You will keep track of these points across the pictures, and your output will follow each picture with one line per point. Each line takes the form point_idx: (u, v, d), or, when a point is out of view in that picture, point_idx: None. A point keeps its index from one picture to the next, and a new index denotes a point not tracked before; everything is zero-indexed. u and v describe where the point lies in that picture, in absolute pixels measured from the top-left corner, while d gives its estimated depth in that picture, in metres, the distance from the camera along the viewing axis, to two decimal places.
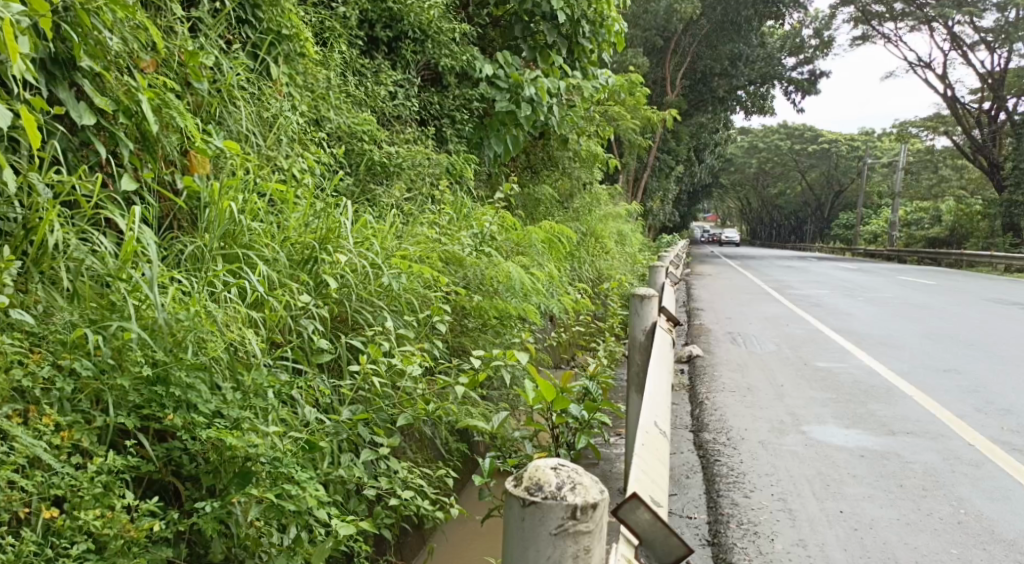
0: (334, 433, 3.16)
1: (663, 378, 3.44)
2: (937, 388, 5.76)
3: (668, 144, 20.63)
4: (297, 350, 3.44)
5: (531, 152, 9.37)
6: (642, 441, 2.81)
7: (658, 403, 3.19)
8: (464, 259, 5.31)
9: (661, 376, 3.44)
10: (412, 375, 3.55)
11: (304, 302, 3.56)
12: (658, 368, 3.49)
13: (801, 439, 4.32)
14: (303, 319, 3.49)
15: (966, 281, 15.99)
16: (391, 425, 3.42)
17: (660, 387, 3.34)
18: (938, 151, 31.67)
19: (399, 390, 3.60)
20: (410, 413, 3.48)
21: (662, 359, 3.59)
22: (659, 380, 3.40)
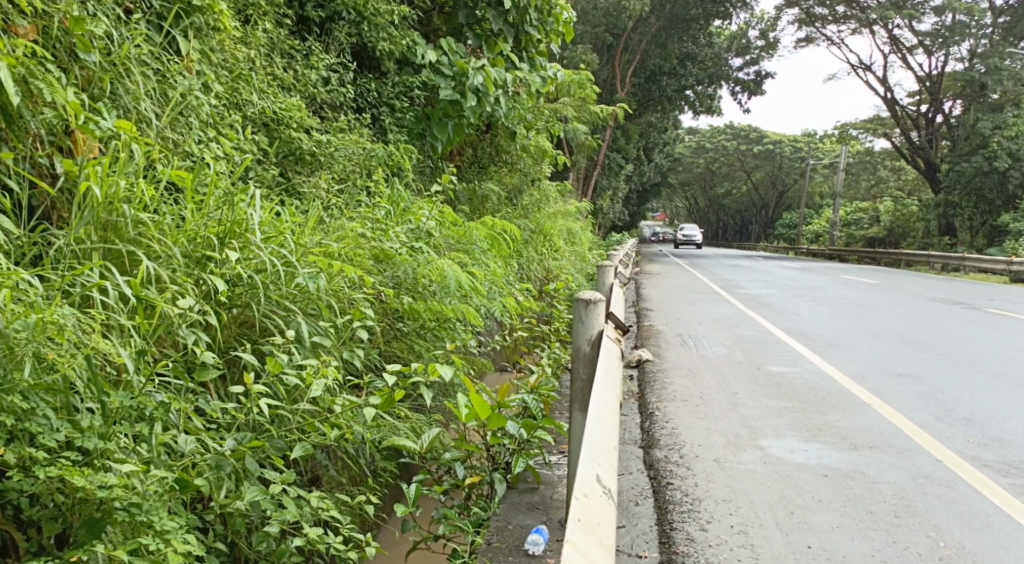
0: (215, 466, 2.75)
1: (608, 404, 2.98)
2: (894, 394, 5.44)
3: (617, 143, 20.31)
4: (178, 365, 2.95)
5: (478, 145, 8.89)
6: (580, 512, 2.37)
7: (600, 439, 2.73)
8: (395, 255, 4.76)
9: (607, 402, 2.97)
10: (315, 395, 3.09)
11: (189, 307, 3.07)
12: (603, 391, 3.02)
13: (760, 456, 3.93)
14: (185, 328, 3.01)
15: (908, 282, 15.93)
16: (287, 455, 2.97)
17: (603, 415, 2.87)
18: (878, 153, 31.95)
19: (301, 412, 3.14)
20: (313, 440, 3.01)
21: (608, 379, 3.12)
22: (603, 406, 2.93)
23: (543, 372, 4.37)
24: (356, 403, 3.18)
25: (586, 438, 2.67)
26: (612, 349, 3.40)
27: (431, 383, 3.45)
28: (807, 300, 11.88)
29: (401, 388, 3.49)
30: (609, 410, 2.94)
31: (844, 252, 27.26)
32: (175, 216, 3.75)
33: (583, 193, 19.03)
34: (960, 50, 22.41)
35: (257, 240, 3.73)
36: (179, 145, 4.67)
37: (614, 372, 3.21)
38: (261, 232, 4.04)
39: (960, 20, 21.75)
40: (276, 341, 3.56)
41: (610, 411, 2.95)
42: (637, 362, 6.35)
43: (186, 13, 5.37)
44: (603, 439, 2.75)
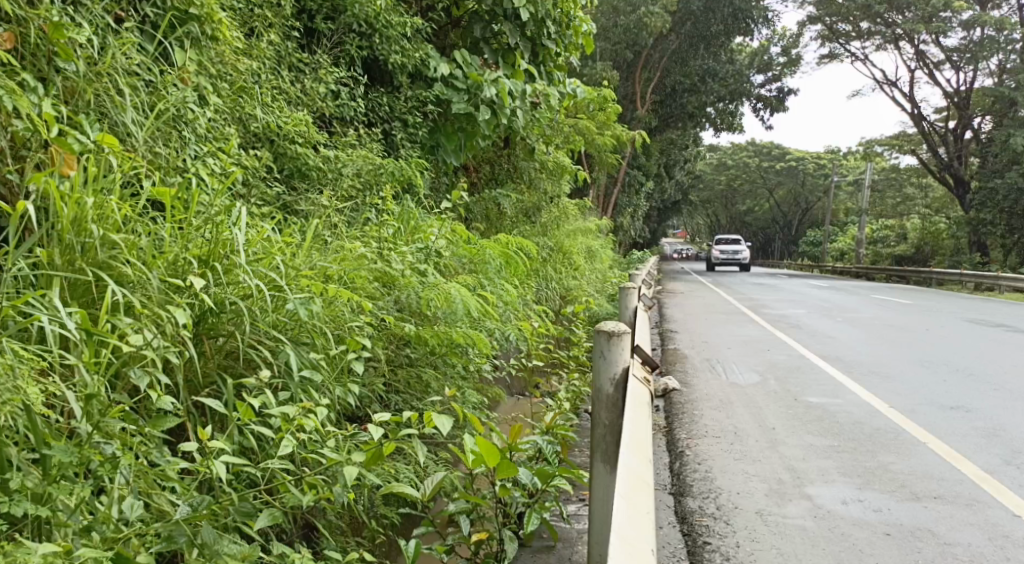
0: (166, 539, 2.42)
1: (636, 476, 2.58)
2: (949, 431, 5.01)
3: (639, 160, 19.91)
4: (131, 412, 2.62)
5: (495, 161, 8.56)
6: None
7: (632, 538, 2.33)
8: (398, 278, 4.37)
9: (635, 472, 2.59)
10: (283, 452, 2.78)
11: (144, 344, 2.73)
12: (629, 459, 2.63)
13: (808, 509, 3.51)
14: (135, 370, 2.67)
15: (942, 302, 15.36)
16: (252, 523, 2.63)
17: (630, 497, 2.47)
18: (903, 171, 31.33)
19: (275, 470, 2.79)
20: (280, 506, 2.67)
21: (634, 440, 2.73)
22: (630, 480, 2.54)
23: (559, 409, 3.96)
24: (335, 459, 2.84)
25: (615, 544, 2.26)
26: (638, 396, 2.99)
27: (424, 433, 3.10)
28: (839, 321, 11.41)
29: (389, 437, 3.15)
30: (639, 487, 2.55)
31: (871, 270, 26.66)
32: (152, 236, 3.36)
33: (603, 211, 18.59)
34: (989, 65, 21.80)
35: (243, 262, 3.32)
36: (170, 162, 4.31)
37: (641, 429, 2.82)
38: (249, 253, 3.63)
39: (989, 34, 21.14)
40: (257, 378, 3.18)
41: (640, 487, 2.56)
42: (664, 391, 5.91)
43: (181, 21, 5.01)
44: (633, 536, 2.35)
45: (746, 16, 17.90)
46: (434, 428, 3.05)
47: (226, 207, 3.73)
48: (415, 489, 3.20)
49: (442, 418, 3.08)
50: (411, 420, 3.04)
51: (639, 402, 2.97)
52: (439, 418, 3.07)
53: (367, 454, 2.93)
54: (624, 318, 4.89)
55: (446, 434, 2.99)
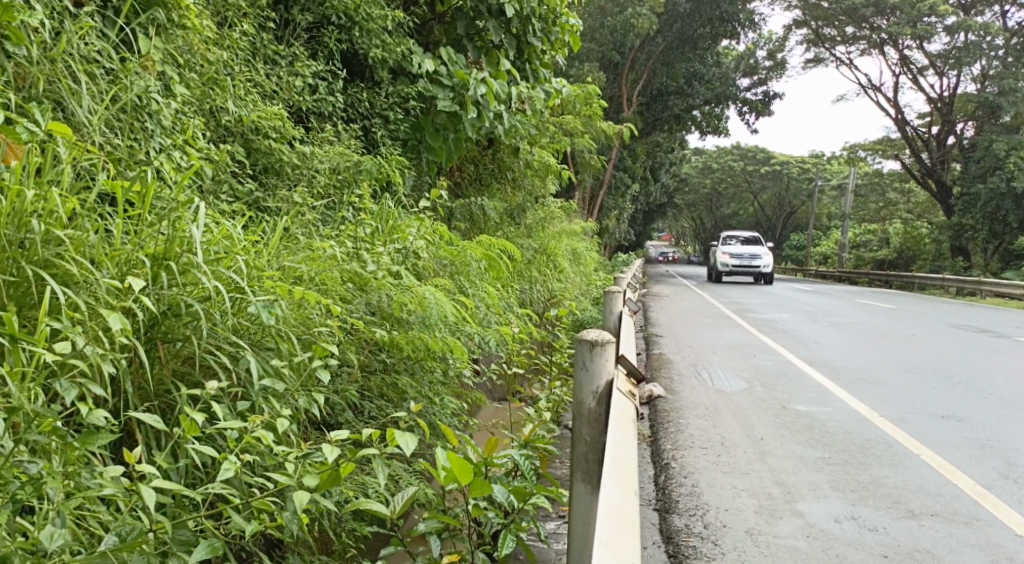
0: None
1: (620, 511, 2.34)
2: (943, 442, 4.82)
3: (624, 162, 19.75)
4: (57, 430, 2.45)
5: (479, 162, 8.30)
6: None
7: None
8: (369, 281, 4.13)
9: (618, 507, 2.35)
10: (223, 476, 2.55)
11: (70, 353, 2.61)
12: (613, 491, 2.40)
13: (800, 527, 3.32)
14: (62, 383, 2.53)
15: (926, 307, 15.25)
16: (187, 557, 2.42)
17: (614, 536, 2.23)
18: (887, 176, 31.34)
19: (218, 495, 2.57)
20: (220, 537, 2.46)
21: (617, 467, 2.49)
22: (612, 515, 2.31)
23: (539, 421, 3.73)
24: (285, 482, 2.62)
25: None
26: (619, 416, 2.75)
27: (388, 451, 2.88)
28: (825, 326, 11.26)
29: (349, 455, 2.94)
30: (624, 526, 2.31)
31: (855, 274, 26.60)
32: (102, 232, 3.11)
33: (589, 213, 18.41)
34: (972, 71, 21.77)
35: (200, 260, 3.06)
36: (129, 153, 4.06)
37: (625, 455, 2.59)
38: (209, 251, 3.36)
39: (972, 40, 21.10)
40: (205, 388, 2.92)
41: (624, 526, 2.32)
42: (648, 397, 5.72)
43: (146, 7, 4.76)
44: None
45: (732, 19, 17.77)
46: (397, 448, 2.82)
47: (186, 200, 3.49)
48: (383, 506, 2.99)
49: (408, 437, 2.84)
50: (373, 437, 2.83)
51: (621, 424, 2.74)
52: (405, 436, 2.84)
53: (322, 473, 2.71)
54: (608, 324, 4.69)
55: (412, 455, 2.77)
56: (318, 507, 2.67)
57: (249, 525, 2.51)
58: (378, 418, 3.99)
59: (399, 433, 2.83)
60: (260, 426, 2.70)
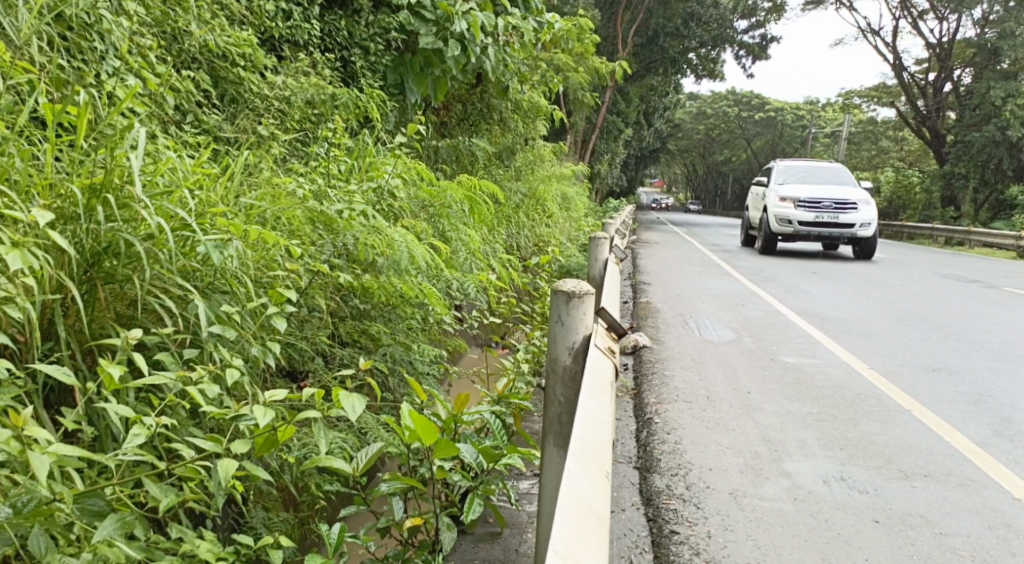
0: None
1: (589, 496, 2.06)
2: (935, 397, 4.63)
3: (618, 105, 19.34)
4: None
5: (467, 100, 7.93)
6: None
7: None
8: (337, 222, 3.86)
9: (586, 491, 2.06)
10: (137, 443, 2.32)
11: None
12: (579, 473, 2.10)
13: (787, 489, 3.14)
14: None
15: (916, 256, 15.06)
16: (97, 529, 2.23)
17: (574, 525, 1.93)
18: (881, 123, 30.94)
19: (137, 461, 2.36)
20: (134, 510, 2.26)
21: (582, 446, 2.18)
22: (577, 499, 2.02)
23: (513, 375, 3.52)
24: (210, 450, 2.39)
25: None
26: (592, 385, 2.45)
27: (331, 416, 2.71)
28: (815, 275, 11.05)
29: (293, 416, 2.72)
30: (587, 514, 1.99)
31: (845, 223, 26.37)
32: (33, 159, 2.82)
33: (581, 157, 18.06)
34: (973, 15, 21.28)
35: (141, 193, 2.78)
36: (79, 77, 3.74)
37: (596, 432, 2.28)
38: (153, 184, 3.09)
39: None
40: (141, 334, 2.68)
41: (591, 512, 2.02)
42: (632, 347, 5.53)
43: None
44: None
45: None
46: (343, 411, 2.61)
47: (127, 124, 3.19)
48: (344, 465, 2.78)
49: (355, 400, 2.64)
50: (316, 399, 2.65)
51: (594, 393, 2.43)
52: (352, 400, 2.62)
53: (258, 439, 2.53)
54: (593, 270, 4.46)
55: (359, 421, 2.56)
56: (252, 473, 2.48)
57: (165, 498, 2.30)
58: (347, 367, 3.76)
59: (345, 395, 2.62)
60: (189, 385, 2.48)
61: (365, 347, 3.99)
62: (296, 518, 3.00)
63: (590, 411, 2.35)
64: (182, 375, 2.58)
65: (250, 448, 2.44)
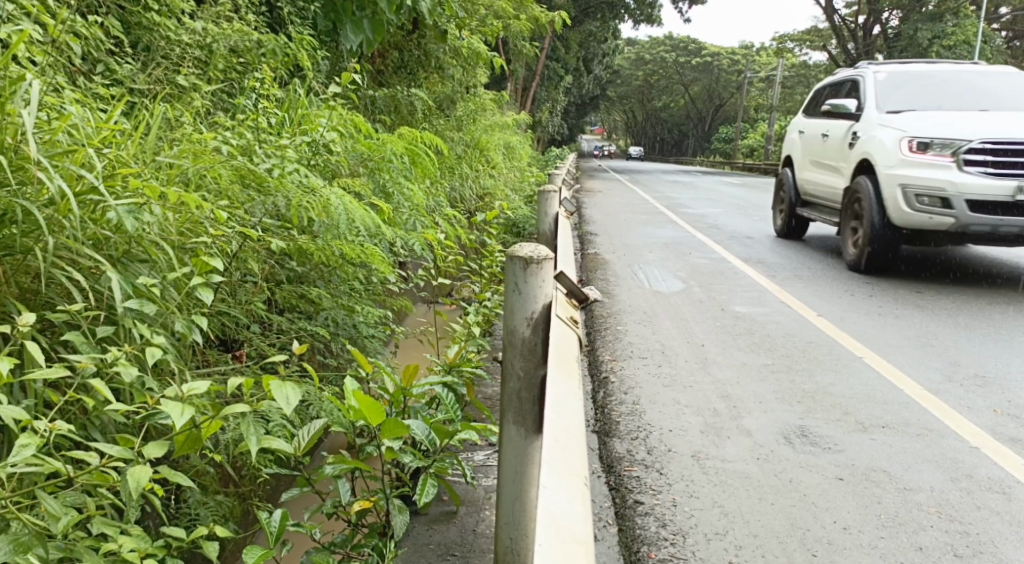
0: None
1: (563, 513, 1.95)
2: (885, 342, 4.57)
3: (558, 53, 19.07)
4: None
5: (404, 48, 7.51)
6: None
7: None
8: (268, 180, 3.59)
9: (561, 508, 1.95)
10: (26, 452, 2.04)
11: None
12: (553, 490, 1.97)
13: (749, 448, 3.04)
14: None
15: (854, 198, 15.18)
16: None
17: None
18: (817, 67, 31.12)
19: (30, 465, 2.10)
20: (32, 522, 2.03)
21: (558, 448, 2.08)
22: (554, 524, 1.90)
23: (463, 341, 3.36)
24: (115, 455, 2.16)
25: None
26: (560, 364, 2.31)
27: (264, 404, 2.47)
28: (757, 220, 11.04)
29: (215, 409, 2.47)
30: (569, 538, 1.93)
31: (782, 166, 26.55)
32: None
33: (522, 106, 17.78)
34: None
35: (36, 154, 2.55)
36: None
37: (570, 424, 2.18)
38: (47, 144, 2.84)
39: None
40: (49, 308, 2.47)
41: (568, 539, 1.92)
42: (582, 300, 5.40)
43: None
44: None
45: None
46: (276, 401, 2.34)
47: (23, 75, 2.91)
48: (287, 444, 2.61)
49: (290, 388, 2.37)
50: (247, 387, 2.41)
51: (562, 373, 2.30)
52: (286, 388, 2.35)
53: (177, 437, 2.30)
54: (543, 225, 4.28)
55: (295, 414, 2.30)
56: (170, 477, 2.26)
57: (63, 516, 2.07)
58: (289, 334, 3.58)
59: (278, 383, 2.35)
60: (94, 379, 2.23)
61: (308, 311, 3.81)
62: (236, 494, 2.83)
63: (560, 398, 2.22)
64: (86, 366, 2.34)
65: (165, 452, 2.20)
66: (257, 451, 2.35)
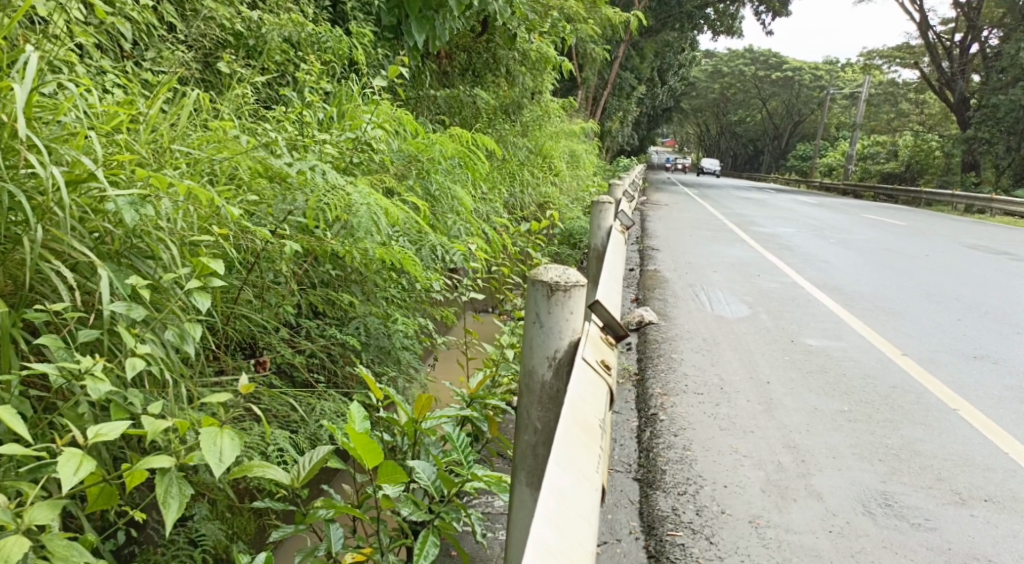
0: None
1: None
2: (981, 393, 4.08)
3: (632, 62, 18.58)
4: None
5: (472, 49, 7.17)
6: None
7: None
8: (293, 175, 3.26)
9: None
10: None
11: None
12: None
13: (819, 517, 2.64)
14: None
15: (934, 224, 14.41)
16: None
17: None
18: (902, 86, 29.91)
19: None
20: None
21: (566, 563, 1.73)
22: None
23: (489, 372, 3.03)
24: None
25: None
26: (566, 445, 1.92)
27: (191, 456, 2.19)
28: (832, 243, 10.42)
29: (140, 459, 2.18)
30: None
31: (859, 188, 25.49)
32: None
33: (593, 113, 17.31)
34: None
35: (27, 134, 2.25)
36: None
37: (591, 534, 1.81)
38: (50, 127, 2.54)
39: None
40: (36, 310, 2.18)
41: None
42: (637, 322, 5.01)
43: None
44: None
45: None
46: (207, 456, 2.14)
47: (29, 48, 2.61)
48: (285, 472, 2.35)
49: (227, 441, 2.17)
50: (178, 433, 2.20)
51: (568, 455, 1.91)
52: (220, 442, 2.15)
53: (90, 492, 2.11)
54: (595, 241, 3.95)
55: (222, 472, 2.10)
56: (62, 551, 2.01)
57: None
58: (319, 342, 3.29)
59: (213, 435, 2.17)
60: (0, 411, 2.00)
61: (344, 315, 3.50)
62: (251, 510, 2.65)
63: (562, 496, 1.82)
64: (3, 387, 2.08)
65: (55, 514, 2.00)
66: (171, 516, 2.07)
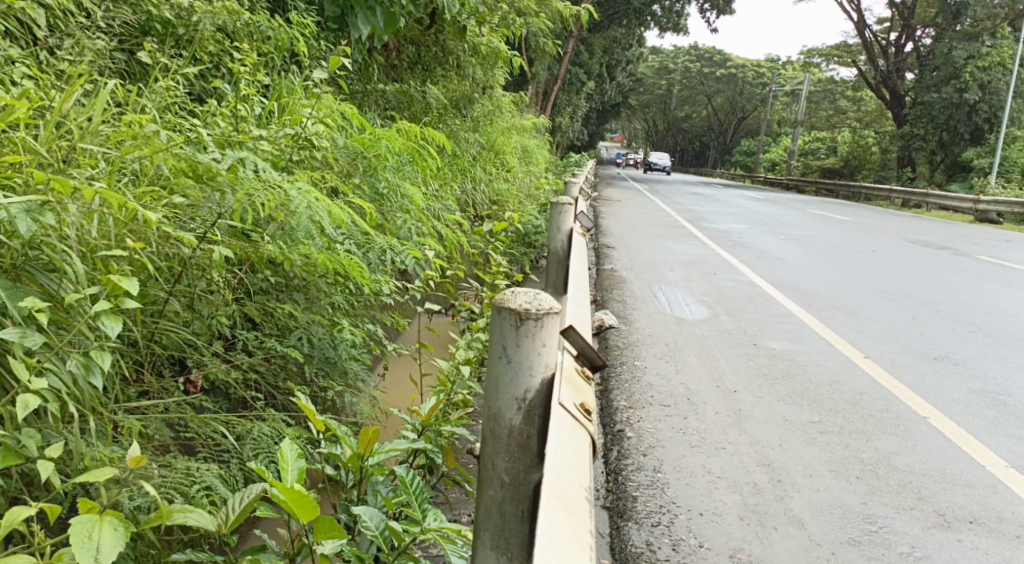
0: None
1: None
2: (948, 397, 3.93)
3: (580, 58, 18.37)
4: None
5: (418, 42, 6.83)
6: None
7: None
8: (218, 175, 2.94)
9: None
10: None
11: None
12: None
13: (801, 548, 2.48)
14: None
15: (878, 219, 14.47)
16: None
17: None
18: (843, 83, 30.23)
19: None
20: None
21: None
22: None
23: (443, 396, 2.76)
24: None
25: None
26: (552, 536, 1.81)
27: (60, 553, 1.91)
28: (783, 239, 10.34)
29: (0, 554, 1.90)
30: None
31: (803, 183, 25.67)
32: None
33: (541, 109, 17.04)
34: None
35: None
36: None
37: None
38: None
39: None
40: None
41: None
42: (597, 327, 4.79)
43: None
44: None
45: None
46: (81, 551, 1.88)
47: None
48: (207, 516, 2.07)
49: (108, 532, 1.91)
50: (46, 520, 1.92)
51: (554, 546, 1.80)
52: (98, 535, 1.89)
53: None
54: (556, 244, 3.70)
55: None
56: None
57: None
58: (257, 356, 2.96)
59: (89, 527, 1.90)
60: None
61: (285, 325, 3.17)
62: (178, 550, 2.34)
63: None
64: None
65: None
66: None
